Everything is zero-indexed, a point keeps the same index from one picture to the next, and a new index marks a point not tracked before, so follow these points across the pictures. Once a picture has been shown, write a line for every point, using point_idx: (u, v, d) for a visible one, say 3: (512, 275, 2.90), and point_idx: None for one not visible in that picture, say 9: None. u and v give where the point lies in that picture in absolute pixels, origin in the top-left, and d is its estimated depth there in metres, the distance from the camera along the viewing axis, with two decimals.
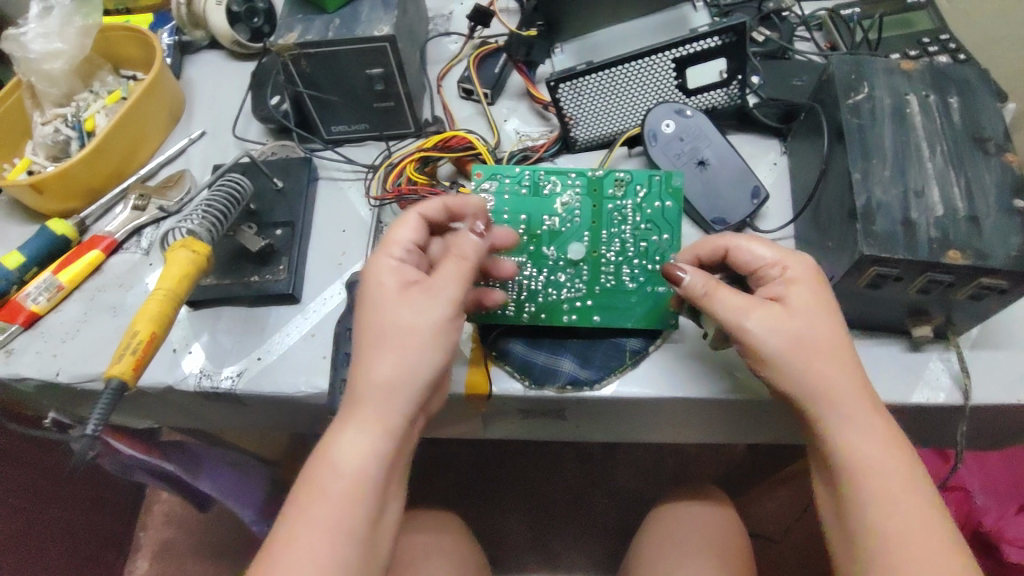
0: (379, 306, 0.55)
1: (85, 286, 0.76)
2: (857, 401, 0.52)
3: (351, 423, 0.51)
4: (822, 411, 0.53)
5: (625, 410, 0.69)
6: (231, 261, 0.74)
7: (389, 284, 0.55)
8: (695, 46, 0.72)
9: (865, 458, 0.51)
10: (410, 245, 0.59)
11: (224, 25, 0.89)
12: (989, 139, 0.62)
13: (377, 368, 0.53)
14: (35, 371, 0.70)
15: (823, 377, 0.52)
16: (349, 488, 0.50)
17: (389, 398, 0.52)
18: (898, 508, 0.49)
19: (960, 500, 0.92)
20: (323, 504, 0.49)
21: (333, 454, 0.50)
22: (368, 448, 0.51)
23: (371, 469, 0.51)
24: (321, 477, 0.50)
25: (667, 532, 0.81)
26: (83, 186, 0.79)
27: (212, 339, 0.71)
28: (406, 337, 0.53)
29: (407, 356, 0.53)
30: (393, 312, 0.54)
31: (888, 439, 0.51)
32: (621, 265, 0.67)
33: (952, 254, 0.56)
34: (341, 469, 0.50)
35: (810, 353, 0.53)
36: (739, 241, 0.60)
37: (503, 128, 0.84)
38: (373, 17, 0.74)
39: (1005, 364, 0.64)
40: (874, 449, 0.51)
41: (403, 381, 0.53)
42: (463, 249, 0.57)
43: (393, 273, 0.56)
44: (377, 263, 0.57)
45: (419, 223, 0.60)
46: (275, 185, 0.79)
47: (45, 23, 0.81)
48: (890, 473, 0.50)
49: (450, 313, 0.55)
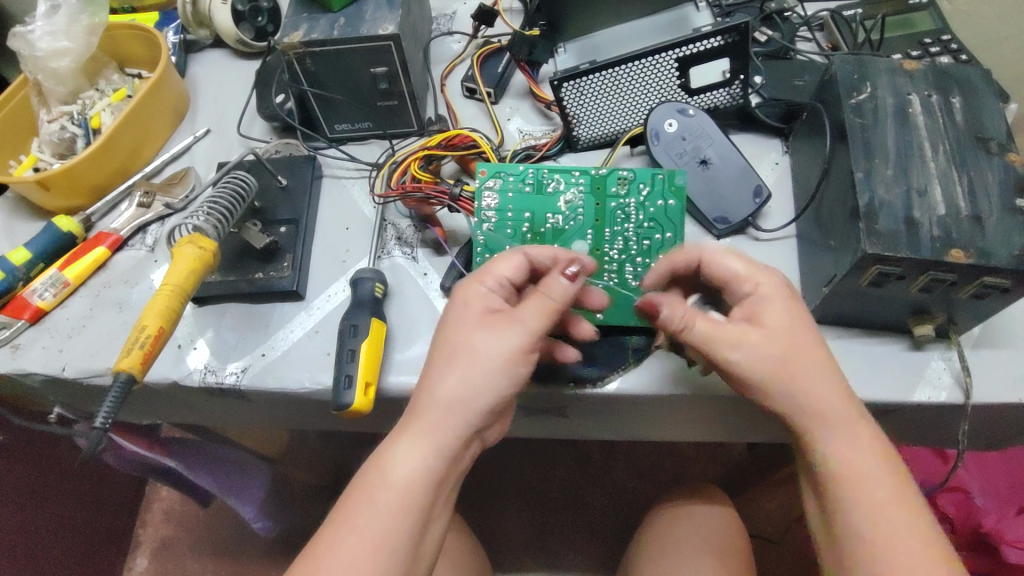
0: (458, 326, 0.56)
1: (91, 282, 0.77)
2: (841, 412, 0.53)
3: (408, 433, 0.53)
4: (809, 422, 0.53)
5: (627, 408, 0.69)
6: (236, 258, 0.75)
7: (474, 308, 0.57)
8: (698, 46, 0.72)
9: (850, 468, 0.52)
10: (506, 279, 0.60)
11: (229, 24, 0.90)
12: (991, 139, 0.63)
13: (442, 384, 0.54)
14: (41, 366, 0.71)
15: (808, 392, 0.53)
16: (397, 496, 0.51)
17: (447, 414, 0.53)
18: (887, 515, 0.50)
19: (959, 502, 0.93)
20: (372, 509, 0.50)
21: (388, 463, 0.52)
22: (423, 459, 0.52)
23: (421, 483, 0.52)
24: (374, 483, 0.51)
25: (666, 531, 0.81)
26: (89, 183, 0.80)
27: (216, 335, 0.71)
28: (474, 358, 0.54)
29: (472, 375, 0.54)
30: (472, 332, 0.55)
31: (873, 446, 0.52)
32: (624, 263, 0.68)
33: (955, 253, 0.56)
34: (393, 477, 0.51)
35: (795, 369, 0.53)
36: (709, 253, 0.60)
37: (507, 127, 0.85)
38: (378, 16, 0.74)
39: (1006, 364, 0.64)
40: (859, 457, 0.52)
41: (465, 400, 0.53)
42: (550, 287, 0.56)
43: (479, 300, 0.58)
44: (467, 286, 0.59)
45: (521, 263, 0.60)
46: (279, 182, 0.79)
47: (52, 21, 0.82)
48: (875, 480, 0.51)
49: (523, 345, 0.55)
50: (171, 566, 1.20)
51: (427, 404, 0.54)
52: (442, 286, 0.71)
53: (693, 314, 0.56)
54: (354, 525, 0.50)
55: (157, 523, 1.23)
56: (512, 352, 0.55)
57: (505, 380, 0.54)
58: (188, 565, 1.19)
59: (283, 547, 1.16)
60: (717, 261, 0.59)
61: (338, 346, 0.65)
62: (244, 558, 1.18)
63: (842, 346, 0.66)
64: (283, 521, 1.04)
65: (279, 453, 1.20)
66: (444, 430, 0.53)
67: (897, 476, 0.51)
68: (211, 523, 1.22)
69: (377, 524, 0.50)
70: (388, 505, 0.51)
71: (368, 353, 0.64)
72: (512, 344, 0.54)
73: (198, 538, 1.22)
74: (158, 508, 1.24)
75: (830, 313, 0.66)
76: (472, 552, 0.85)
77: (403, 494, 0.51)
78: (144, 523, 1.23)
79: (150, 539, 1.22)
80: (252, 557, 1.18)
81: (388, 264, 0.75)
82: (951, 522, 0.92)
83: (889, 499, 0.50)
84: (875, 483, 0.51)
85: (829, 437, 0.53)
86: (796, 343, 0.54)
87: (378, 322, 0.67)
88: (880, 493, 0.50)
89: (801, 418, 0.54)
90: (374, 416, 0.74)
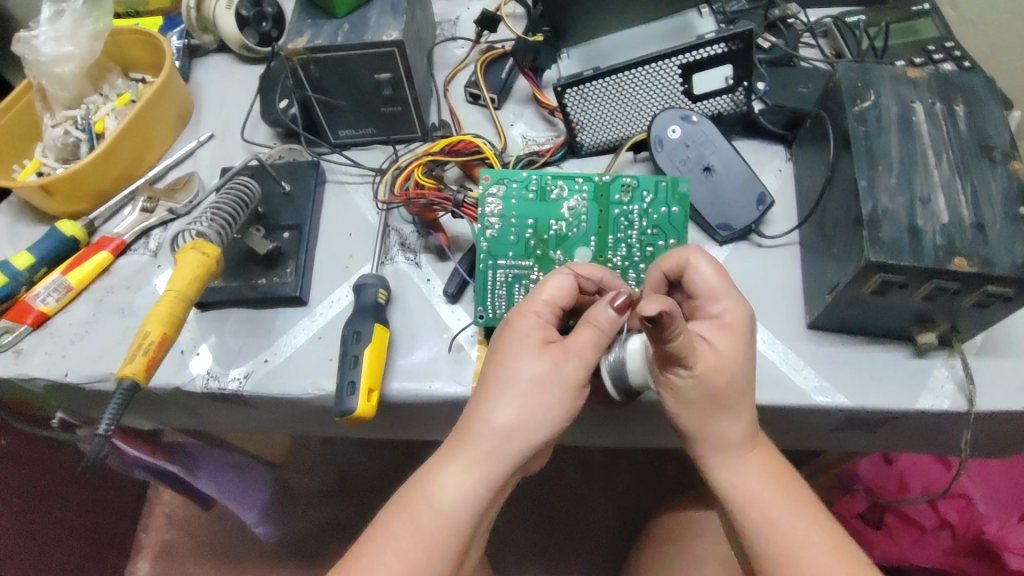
0: (515, 355, 0.56)
1: (94, 286, 0.77)
2: (733, 441, 0.55)
3: (459, 459, 0.53)
4: (704, 452, 0.56)
5: (630, 415, 0.69)
6: (239, 263, 0.75)
7: (531, 340, 0.56)
8: (701, 53, 0.73)
9: (743, 492, 0.55)
10: (558, 307, 0.58)
11: (233, 29, 0.89)
12: (995, 148, 0.63)
13: (497, 414, 0.54)
14: (44, 371, 0.71)
15: (702, 425, 0.55)
16: (440, 521, 0.52)
17: (499, 446, 0.53)
18: (782, 532, 0.53)
19: (960, 508, 0.93)
20: (415, 529, 0.52)
21: (433, 487, 0.53)
22: (471, 488, 0.53)
23: (466, 512, 0.53)
24: (419, 504, 0.53)
25: (669, 538, 0.81)
26: (92, 188, 0.80)
27: (219, 341, 0.72)
28: (533, 389, 0.54)
29: (530, 407, 0.54)
30: (530, 366, 0.55)
31: (764, 468, 0.55)
32: (627, 269, 0.69)
33: (958, 262, 0.56)
34: (439, 502, 0.52)
35: (691, 406, 0.55)
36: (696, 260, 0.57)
37: (510, 133, 0.85)
38: (382, 22, 0.74)
39: (1009, 372, 0.64)
40: (749, 482, 0.55)
41: (519, 432, 0.54)
42: (597, 316, 0.55)
43: (536, 330, 0.57)
44: (519, 312, 0.58)
45: (572, 286, 0.58)
46: (283, 188, 0.79)
47: (56, 26, 0.82)
48: (768, 500, 0.54)
49: (580, 378, 0.55)
50: (172, 570, 1.20)
51: (479, 432, 0.54)
52: (446, 291, 0.71)
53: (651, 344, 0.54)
54: (400, 541, 0.52)
55: (158, 527, 1.23)
56: (571, 385, 0.55)
57: (562, 412, 0.54)
58: (189, 569, 1.19)
59: (284, 550, 1.16)
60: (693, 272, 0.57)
61: (341, 352, 0.65)
62: (245, 562, 1.18)
63: (846, 354, 0.66)
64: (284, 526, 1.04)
65: None
66: (493, 461, 0.53)
67: (790, 491, 0.55)
68: (213, 527, 1.22)
69: (420, 546, 0.51)
70: (427, 528, 0.52)
71: (371, 361, 0.64)
72: (572, 377, 0.55)
73: (200, 541, 1.21)
74: (160, 512, 1.24)
75: (834, 321, 0.66)
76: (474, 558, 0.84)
77: (448, 519, 0.52)
78: (145, 527, 1.23)
79: (151, 543, 1.22)
80: (253, 561, 1.18)
81: (392, 269, 0.75)
82: (953, 527, 0.92)
83: (781, 518, 0.53)
84: (769, 505, 0.54)
85: (720, 465, 0.56)
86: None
87: (380, 329, 0.67)
88: (775, 512, 0.54)
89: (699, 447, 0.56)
90: (377, 422, 0.74)
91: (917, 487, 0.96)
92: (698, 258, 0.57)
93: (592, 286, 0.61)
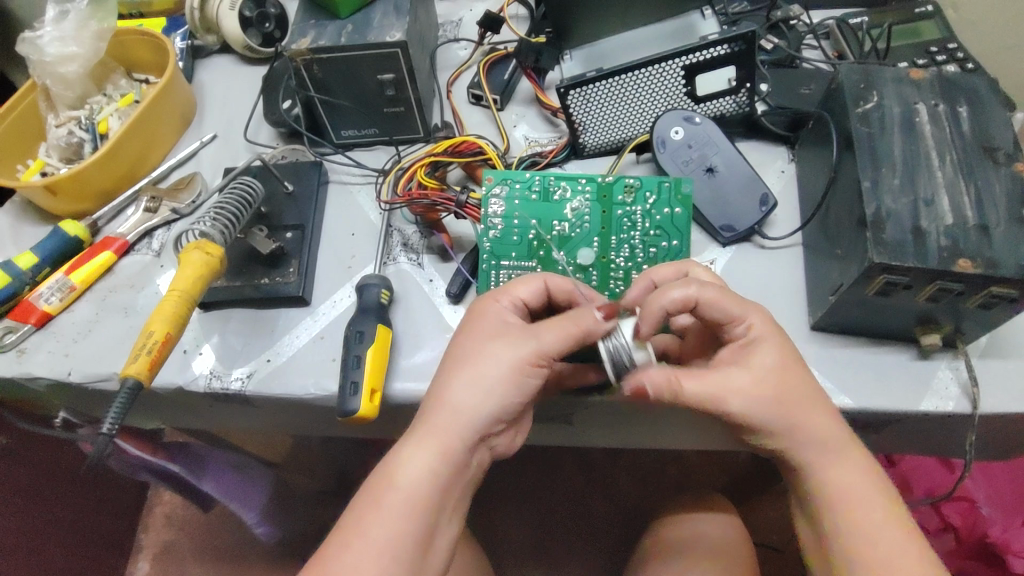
0: (474, 336, 0.58)
1: (97, 286, 0.77)
2: (841, 437, 0.55)
3: (413, 438, 0.54)
4: (810, 454, 0.55)
5: (633, 416, 0.69)
6: (243, 263, 0.75)
7: (490, 324, 0.58)
8: (705, 54, 0.73)
9: (850, 495, 0.53)
10: (521, 301, 0.60)
11: (236, 30, 0.90)
12: (999, 148, 0.63)
13: (448, 391, 0.55)
14: (46, 371, 0.71)
15: (807, 427, 0.54)
16: (402, 499, 0.52)
17: (452, 418, 0.54)
18: (888, 538, 0.52)
19: (964, 511, 0.93)
20: (380, 511, 0.52)
21: (393, 467, 0.54)
22: (427, 466, 0.53)
23: (425, 487, 0.53)
24: (381, 487, 0.53)
25: (670, 539, 0.81)
26: (95, 187, 0.80)
27: (222, 340, 0.72)
28: (482, 363, 0.55)
29: (475, 381, 0.55)
30: (481, 344, 0.57)
31: (867, 471, 0.54)
32: (630, 271, 0.68)
33: (963, 262, 0.56)
34: (398, 479, 0.53)
35: (798, 406, 0.54)
36: (706, 293, 0.57)
37: (513, 134, 0.85)
38: (386, 22, 0.75)
39: (1013, 374, 0.63)
40: (854, 485, 0.54)
41: (470, 406, 0.54)
42: (578, 317, 0.56)
43: (497, 315, 0.59)
44: (485, 304, 0.60)
45: (540, 289, 0.60)
46: (286, 188, 0.80)
47: (61, 27, 0.83)
48: (872, 503, 0.53)
49: (531, 356, 0.55)
50: (172, 570, 1.20)
51: (434, 408, 0.55)
52: (449, 291, 0.71)
53: (680, 376, 0.54)
54: (367, 524, 0.52)
55: (159, 527, 1.23)
56: (523, 358, 0.55)
57: (513, 386, 0.55)
58: (189, 569, 1.19)
59: (286, 552, 1.16)
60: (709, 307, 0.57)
61: (344, 352, 0.65)
62: (246, 562, 1.18)
63: (847, 356, 0.66)
64: (285, 528, 1.04)
65: (282, 458, 1.20)
66: (444, 435, 0.54)
67: (889, 497, 0.54)
68: (213, 528, 1.22)
69: (384, 526, 0.51)
70: (392, 508, 0.52)
71: (373, 361, 0.64)
72: (518, 351, 0.55)
73: (201, 542, 1.21)
74: (161, 512, 1.24)
75: (836, 322, 0.66)
76: (476, 560, 0.84)
77: (409, 495, 0.53)
78: (145, 527, 1.23)
79: (151, 543, 1.22)
80: (255, 561, 1.18)
81: (394, 270, 0.75)
82: (957, 531, 0.93)
83: (884, 524, 0.52)
84: (871, 508, 0.53)
85: (826, 467, 0.54)
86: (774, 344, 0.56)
87: (383, 329, 0.67)
88: (876, 518, 0.53)
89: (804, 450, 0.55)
90: (379, 422, 0.74)
91: (920, 490, 0.96)
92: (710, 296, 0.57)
93: (564, 297, 0.62)
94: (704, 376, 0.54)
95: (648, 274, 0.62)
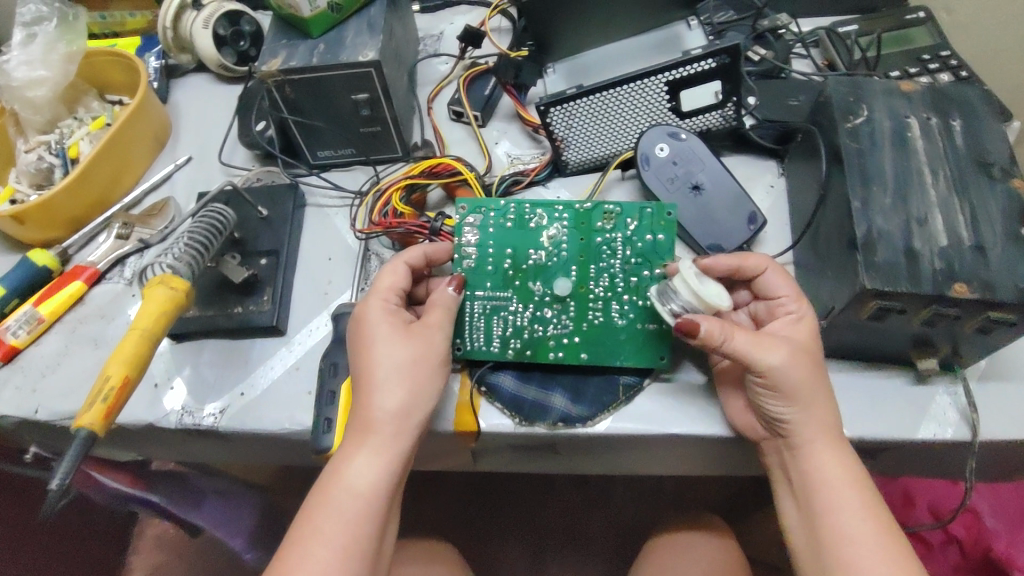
0: (385, 343, 0.57)
1: (66, 318, 0.75)
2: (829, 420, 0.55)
3: (366, 447, 0.55)
4: (804, 429, 0.55)
5: (619, 446, 0.66)
6: (214, 292, 0.72)
7: (394, 329, 0.58)
8: (688, 69, 0.70)
9: (839, 477, 0.54)
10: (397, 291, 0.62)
11: (210, 49, 0.87)
12: (994, 164, 0.60)
13: (391, 397, 0.56)
14: (12, 409, 0.69)
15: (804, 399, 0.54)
16: (353, 505, 0.53)
17: (398, 424, 0.55)
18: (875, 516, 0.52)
19: (968, 523, 0.90)
20: (333, 513, 0.53)
21: (346, 471, 0.54)
22: (379, 471, 0.54)
23: (380, 489, 0.54)
24: (333, 491, 0.53)
25: (666, 564, 0.78)
26: (65, 215, 0.77)
27: (194, 373, 0.69)
28: (414, 370, 0.57)
29: (414, 384, 0.57)
30: (405, 349, 0.57)
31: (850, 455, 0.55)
32: (610, 301, 0.65)
33: (958, 287, 0.54)
34: (352, 484, 0.53)
35: (810, 388, 0.54)
36: (776, 270, 0.60)
37: (495, 151, 0.83)
38: (358, 41, 0.72)
39: (1014, 397, 0.61)
40: (840, 468, 0.54)
41: (414, 407, 0.56)
42: (439, 300, 0.62)
43: (388, 317, 0.59)
44: (369, 307, 0.60)
45: (405, 272, 0.63)
46: (260, 213, 0.77)
47: (29, 50, 0.80)
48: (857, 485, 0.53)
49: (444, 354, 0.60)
50: None
51: (379, 416, 0.55)
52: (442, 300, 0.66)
53: (731, 326, 0.54)
54: (322, 533, 0.52)
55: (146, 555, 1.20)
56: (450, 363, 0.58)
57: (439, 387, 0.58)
58: None
59: None
60: (772, 280, 0.60)
61: (318, 386, 0.63)
62: None
63: (845, 380, 0.63)
64: None
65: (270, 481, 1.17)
66: (400, 440, 0.55)
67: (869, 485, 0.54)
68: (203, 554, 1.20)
69: (337, 530, 0.52)
70: (343, 511, 0.52)
71: (350, 394, 0.62)
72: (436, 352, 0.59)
73: None
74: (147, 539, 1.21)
75: (831, 346, 0.63)
76: None
77: (367, 501, 0.53)
78: None
79: None
80: None
81: None
82: (961, 543, 0.90)
83: (866, 504, 0.53)
84: (853, 492, 0.53)
85: (812, 448, 0.55)
86: (803, 344, 0.56)
87: None
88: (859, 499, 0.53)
89: (802, 425, 0.55)
90: None
91: (923, 504, 0.94)
92: (776, 274, 0.60)
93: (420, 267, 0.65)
94: (760, 339, 0.54)
95: (738, 258, 0.61)
